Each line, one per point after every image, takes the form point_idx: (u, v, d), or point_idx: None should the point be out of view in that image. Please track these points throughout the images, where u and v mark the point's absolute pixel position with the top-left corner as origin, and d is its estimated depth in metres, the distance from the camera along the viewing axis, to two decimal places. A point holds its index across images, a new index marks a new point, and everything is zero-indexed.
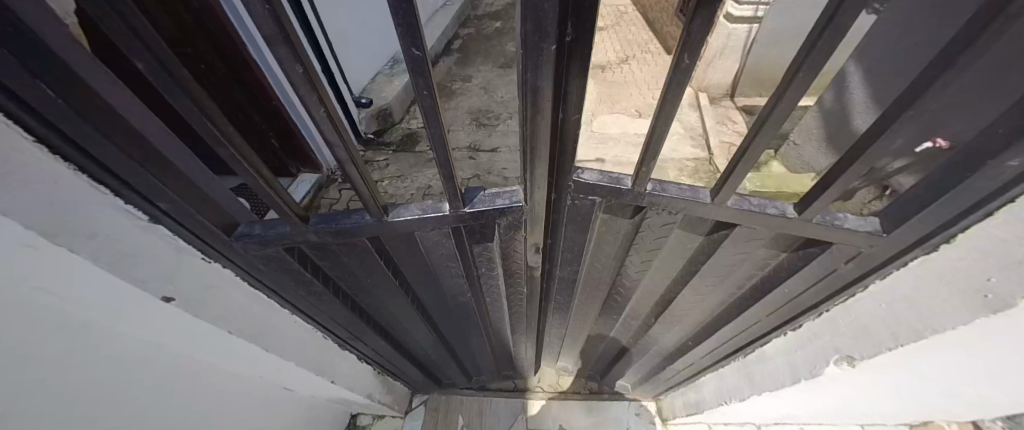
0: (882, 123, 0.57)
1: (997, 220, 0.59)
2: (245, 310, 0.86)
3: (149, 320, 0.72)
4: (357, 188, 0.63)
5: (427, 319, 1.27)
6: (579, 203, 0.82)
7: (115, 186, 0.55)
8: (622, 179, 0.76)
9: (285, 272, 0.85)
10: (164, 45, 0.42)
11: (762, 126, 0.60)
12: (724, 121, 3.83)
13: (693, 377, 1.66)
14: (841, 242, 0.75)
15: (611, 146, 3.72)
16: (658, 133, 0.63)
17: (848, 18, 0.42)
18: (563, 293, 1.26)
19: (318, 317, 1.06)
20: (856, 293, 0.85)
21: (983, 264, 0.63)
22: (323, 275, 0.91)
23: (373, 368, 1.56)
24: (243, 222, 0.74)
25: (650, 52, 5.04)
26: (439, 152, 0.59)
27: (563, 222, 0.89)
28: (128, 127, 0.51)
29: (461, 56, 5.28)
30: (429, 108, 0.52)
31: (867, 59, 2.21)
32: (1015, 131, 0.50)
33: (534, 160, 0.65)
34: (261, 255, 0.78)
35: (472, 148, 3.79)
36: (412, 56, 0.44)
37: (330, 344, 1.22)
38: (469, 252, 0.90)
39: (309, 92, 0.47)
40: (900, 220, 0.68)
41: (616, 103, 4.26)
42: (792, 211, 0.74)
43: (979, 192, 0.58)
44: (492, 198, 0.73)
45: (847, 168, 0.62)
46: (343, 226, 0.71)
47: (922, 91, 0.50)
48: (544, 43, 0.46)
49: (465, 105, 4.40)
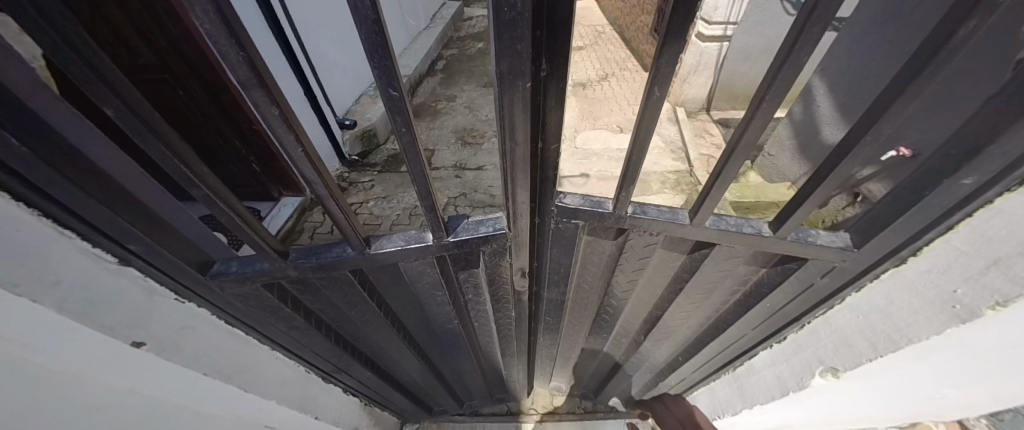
0: (844, 146, 0.60)
1: (959, 233, 0.62)
2: (223, 349, 0.83)
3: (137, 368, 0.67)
4: (338, 222, 0.62)
5: (415, 346, 1.24)
6: (563, 227, 0.83)
7: (81, 230, 0.54)
8: (603, 203, 0.77)
9: (264, 308, 0.82)
10: (136, 91, 0.41)
11: (734, 151, 0.62)
12: (702, 134, 3.95)
13: (688, 391, 1.65)
14: (817, 258, 0.77)
15: (595, 161, 3.78)
16: (635, 160, 0.65)
17: (806, 51, 0.44)
18: (552, 314, 1.25)
19: (299, 351, 1.03)
20: (834, 305, 0.87)
21: (948, 277, 0.65)
22: (305, 309, 0.88)
23: (360, 399, 1.51)
24: (219, 259, 0.72)
25: (628, 69, 5.21)
26: (421, 185, 0.59)
27: (548, 245, 0.89)
28: (97, 170, 0.51)
29: (445, 77, 5.37)
30: (408, 143, 0.52)
31: (831, 74, 2.33)
32: (965, 153, 0.54)
33: (515, 189, 0.66)
34: (238, 293, 0.76)
35: (458, 166, 3.80)
36: (389, 95, 0.44)
37: (313, 379, 1.18)
38: (455, 279, 0.90)
39: (286, 132, 0.47)
40: (870, 235, 0.70)
41: (597, 119, 4.36)
42: (767, 229, 0.76)
43: (940, 209, 0.61)
44: (476, 226, 0.73)
45: (816, 189, 0.65)
46: (324, 260, 0.69)
47: (877, 118, 0.53)
48: (520, 81, 0.48)
49: (450, 124, 4.44)
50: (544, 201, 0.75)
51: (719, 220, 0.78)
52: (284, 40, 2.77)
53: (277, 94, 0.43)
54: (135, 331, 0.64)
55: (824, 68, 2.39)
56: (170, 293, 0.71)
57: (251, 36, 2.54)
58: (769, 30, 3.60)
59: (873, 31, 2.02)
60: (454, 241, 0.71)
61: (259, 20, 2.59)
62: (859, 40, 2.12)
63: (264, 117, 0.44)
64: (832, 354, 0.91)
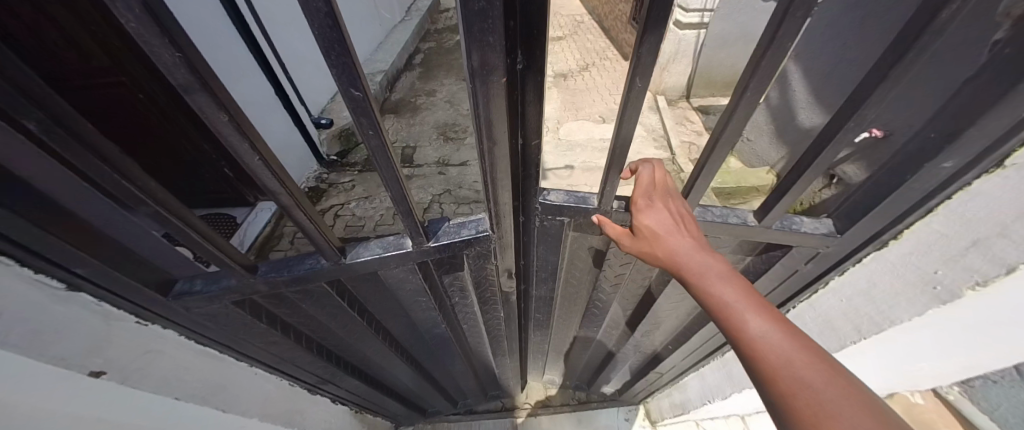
0: (827, 133, 0.59)
1: (938, 216, 0.63)
2: (196, 370, 0.79)
3: (101, 402, 0.63)
4: (307, 233, 0.58)
5: (403, 352, 1.21)
6: (548, 224, 0.81)
7: (20, 257, 0.50)
8: (588, 199, 0.75)
9: (235, 326, 0.78)
10: (63, 102, 0.37)
11: (718, 141, 0.61)
12: (683, 122, 3.98)
13: (679, 377, 1.67)
14: (800, 245, 0.77)
15: (579, 152, 3.77)
16: (618, 155, 0.63)
17: (788, 37, 0.43)
18: (541, 311, 1.24)
19: (281, 366, 0.99)
20: (817, 289, 0.89)
21: (927, 258, 0.66)
22: (282, 324, 0.84)
23: (349, 407, 1.48)
24: (181, 278, 0.68)
25: (608, 58, 5.20)
26: (395, 190, 0.56)
27: (534, 243, 0.86)
28: (30, 191, 0.46)
29: (423, 71, 5.26)
30: (377, 146, 0.48)
31: (805, 60, 2.36)
32: (943, 136, 0.54)
33: (496, 189, 0.63)
34: (205, 313, 0.71)
35: (441, 163, 3.74)
36: (352, 96, 0.40)
37: (298, 392, 1.14)
38: (439, 283, 0.87)
39: (240, 139, 0.43)
40: (851, 221, 0.71)
41: (580, 110, 4.35)
42: (752, 218, 0.76)
43: (920, 192, 0.61)
44: (457, 229, 0.71)
45: (799, 177, 0.64)
46: (297, 272, 0.66)
47: (861, 103, 0.52)
48: (493, 76, 0.45)
49: (431, 120, 4.36)
50: (526, 200, 0.73)
51: (703, 210, 0.77)
52: (251, 38, 2.65)
53: (225, 99, 0.39)
54: (92, 360, 0.60)
55: (799, 55, 2.41)
56: (130, 315, 0.66)
57: (215, 34, 2.42)
58: (744, 16, 3.64)
59: (845, 20, 2.04)
60: (435, 245, 0.69)
61: (224, 17, 2.46)
62: (833, 28, 2.13)
63: (211, 125, 0.40)
64: (818, 337, 0.92)
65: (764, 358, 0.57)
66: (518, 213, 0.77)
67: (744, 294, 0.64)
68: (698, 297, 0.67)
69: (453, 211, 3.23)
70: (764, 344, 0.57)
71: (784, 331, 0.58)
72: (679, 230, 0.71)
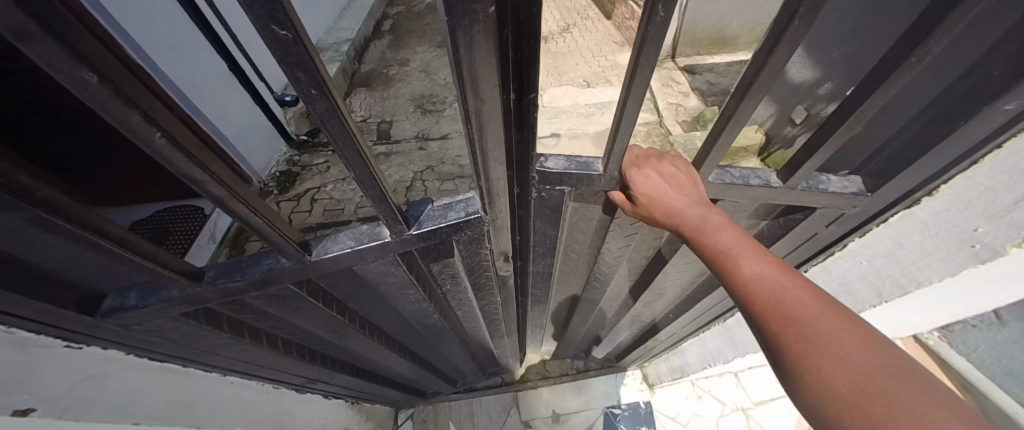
0: (873, 75, 0.51)
1: (983, 167, 0.59)
2: (149, 389, 0.70)
3: None
4: (254, 228, 0.48)
5: (395, 343, 1.14)
6: (548, 195, 0.71)
7: None
8: (591, 164, 0.66)
9: (191, 339, 0.68)
10: None
11: (750, 87, 0.52)
12: (669, 83, 3.87)
13: (677, 342, 1.66)
14: (826, 207, 0.71)
15: (564, 119, 3.63)
16: (627, 112, 0.54)
17: None
18: (537, 292, 1.15)
19: (260, 372, 0.90)
20: (834, 252, 0.87)
21: (966, 215, 0.65)
22: (251, 330, 0.75)
23: (344, 399, 1.42)
24: (112, 293, 0.57)
25: (589, 18, 4.95)
26: (360, 169, 0.45)
27: (531, 217, 0.77)
28: None
29: (393, 39, 4.94)
30: (326, 112, 0.37)
31: None
32: (1009, 73, 0.47)
33: (486, 162, 0.53)
34: (152, 329, 0.61)
35: (420, 137, 3.55)
36: (280, 37, 0.29)
37: (284, 393, 1.06)
38: (427, 272, 0.78)
39: (127, 109, 0.31)
40: (884, 177, 0.65)
41: (563, 75, 4.16)
42: (775, 179, 0.69)
43: (970, 139, 0.55)
44: (443, 211, 0.61)
45: (838, 128, 0.57)
46: (252, 276, 0.56)
47: (925, 33, 0.43)
48: (477, 5, 0.33)
49: (406, 92, 4.11)
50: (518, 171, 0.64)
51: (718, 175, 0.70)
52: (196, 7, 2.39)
53: (85, 47, 0.27)
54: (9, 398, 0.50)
55: None
56: (56, 340, 0.55)
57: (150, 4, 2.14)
58: None
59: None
60: (417, 233, 0.59)
61: None
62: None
63: (77, 90, 0.28)
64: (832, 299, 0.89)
65: (757, 299, 0.58)
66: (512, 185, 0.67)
67: (738, 240, 0.65)
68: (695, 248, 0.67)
69: (437, 187, 3.11)
70: (761, 288, 0.59)
71: (781, 280, 0.58)
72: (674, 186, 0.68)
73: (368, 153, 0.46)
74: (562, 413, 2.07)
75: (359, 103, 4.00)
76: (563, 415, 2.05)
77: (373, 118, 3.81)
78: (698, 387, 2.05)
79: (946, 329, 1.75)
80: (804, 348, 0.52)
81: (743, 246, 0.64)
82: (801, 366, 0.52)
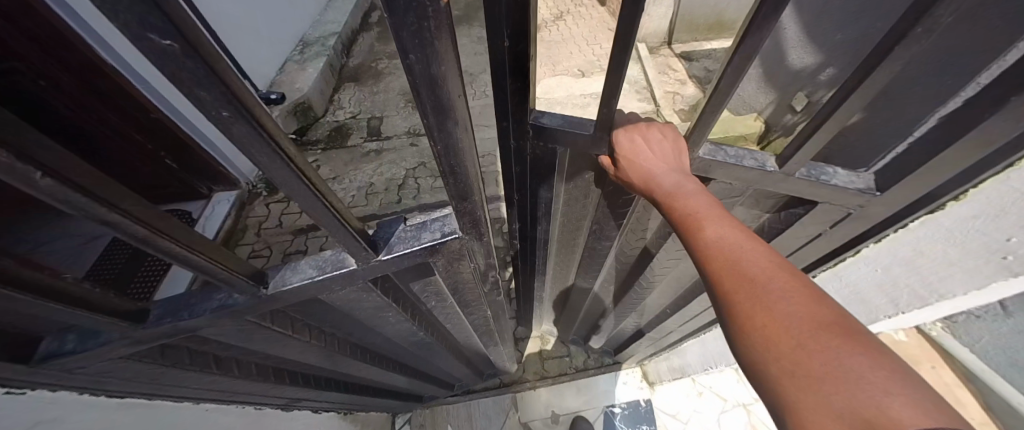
0: None
1: (1018, 170, 0.56)
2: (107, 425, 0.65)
3: None
4: (189, 263, 0.41)
5: (382, 358, 1.08)
6: (542, 152, 0.85)
7: None
8: (584, 125, 0.75)
9: (148, 376, 0.62)
10: None
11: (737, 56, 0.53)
12: (666, 71, 3.80)
13: (675, 339, 1.64)
14: (831, 201, 0.71)
15: (559, 110, 3.55)
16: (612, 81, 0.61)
17: None
18: (538, 255, 1.27)
19: (234, 398, 0.85)
20: (846, 257, 0.87)
21: (1002, 222, 0.64)
22: (218, 361, 0.69)
23: (335, 412, 1.37)
24: (48, 334, 0.51)
25: (584, 5, 4.84)
26: (307, 196, 0.39)
27: (529, 168, 0.92)
28: None
29: (382, 31, 4.87)
30: (251, 136, 0.31)
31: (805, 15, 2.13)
32: None
33: (469, 180, 0.47)
34: (100, 370, 0.56)
35: (412, 133, 3.47)
36: (164, 48, 0.23)
37: (266, 413, 1.01)
38: (407, 292, 0.72)
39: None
40: (899, 173, 0.63)
41: (557, 65, 4.07)
42: (772, 163, 0.68)
43: (1002, 133, 0.52)
44: (416, 232, 0.54)
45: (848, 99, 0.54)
46: (201, 315, 0.51)
47: None
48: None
49: (397, 86, 4.03)
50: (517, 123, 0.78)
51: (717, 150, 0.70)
52: None
53: None
54: None
55: None
56: None
57: None
58: None
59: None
60: (385, 261, 0.52)
61: None
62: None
63: None
64: None
65: (717, 257, 0.61)
66: (508, 136, 0.85)
67: (710, 209, 0.67)
68: (665, 213, 0.70)
69: (430, 185, 3.04)
70: (723, 247, 0.61)
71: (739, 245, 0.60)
72: (655, 154, 0.72)
73: (316, 178, 0.40)
74: (561, 414, 2.04)
75: (348, 98, 3.92)
76: (562, 415, 2.02)
77: (363, 114, 3.73)
78: (698, 383, 2.02)
79: (949, 321, 1.71)
80: (741, 303, 0.56)
81: (713, 213, 0.66)
82: (746, 321, 0.54)
